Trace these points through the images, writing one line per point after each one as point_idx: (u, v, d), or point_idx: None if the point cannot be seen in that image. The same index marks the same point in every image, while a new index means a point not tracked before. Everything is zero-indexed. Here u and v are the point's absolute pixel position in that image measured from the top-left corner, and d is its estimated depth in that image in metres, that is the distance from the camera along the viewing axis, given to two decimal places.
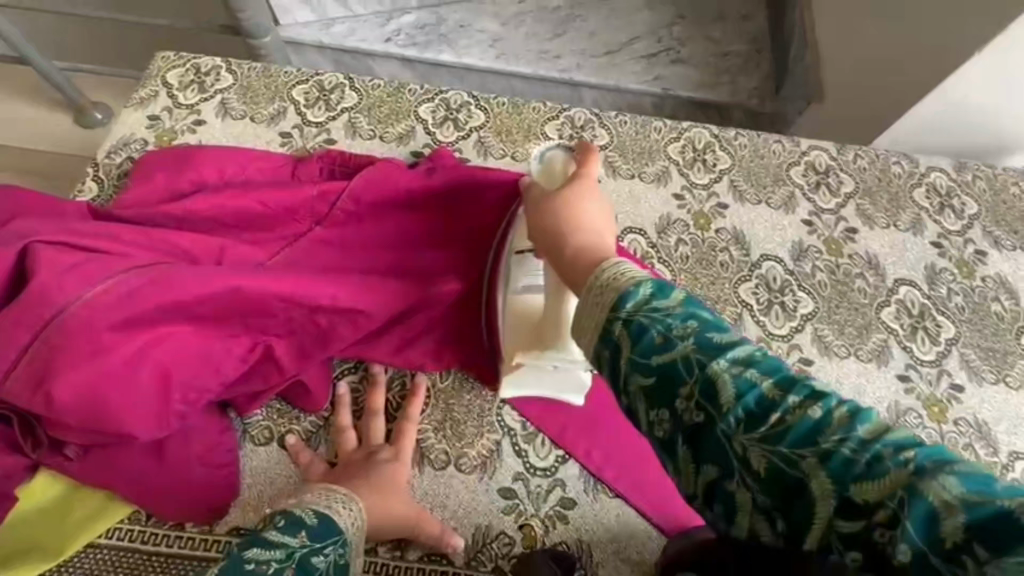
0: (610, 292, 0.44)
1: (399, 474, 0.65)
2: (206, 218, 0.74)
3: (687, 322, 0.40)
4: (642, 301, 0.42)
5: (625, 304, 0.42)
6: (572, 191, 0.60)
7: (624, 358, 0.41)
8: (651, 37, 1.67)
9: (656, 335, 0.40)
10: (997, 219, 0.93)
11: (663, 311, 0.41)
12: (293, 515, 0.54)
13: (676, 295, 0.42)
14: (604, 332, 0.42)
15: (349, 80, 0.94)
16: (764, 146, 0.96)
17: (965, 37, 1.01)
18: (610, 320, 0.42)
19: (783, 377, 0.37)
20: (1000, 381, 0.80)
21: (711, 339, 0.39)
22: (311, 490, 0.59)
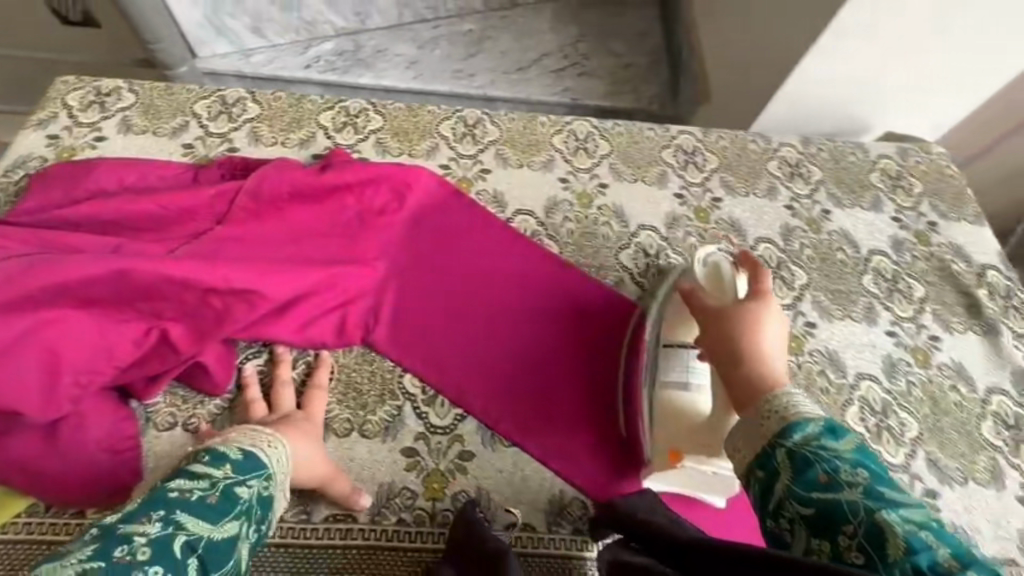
0: (775, 422, 0.52)
1: (313, 430, 0.69)
2: (104, 222, 0.77)
3: (856, 466, 0.47)
4: (813, 435, 0.50)
5: (793, 434, 0.50)
6: (748, 314, 0.64)
7: (782, 483, 0.49)
8: (559, 53, 1.80)
9: (819, 470, 0.47)
10: (839, 182, 1.07)
11: (829, 451, 0.48)
12: (216, 450, 0.59)
13: (849, 439, 0.49)
14: (766, 453, 0.51)
15: (250, 94, 1.00)
16: (640, 133, 1.07)
17: (804, 33, 1.17)
18: (773, 445, 0.51)
19: (960, 551, 0.40)
20: (846, 316, 0.92)
21: (881, 492, 0.45)
22: (235, 430, 0.64)
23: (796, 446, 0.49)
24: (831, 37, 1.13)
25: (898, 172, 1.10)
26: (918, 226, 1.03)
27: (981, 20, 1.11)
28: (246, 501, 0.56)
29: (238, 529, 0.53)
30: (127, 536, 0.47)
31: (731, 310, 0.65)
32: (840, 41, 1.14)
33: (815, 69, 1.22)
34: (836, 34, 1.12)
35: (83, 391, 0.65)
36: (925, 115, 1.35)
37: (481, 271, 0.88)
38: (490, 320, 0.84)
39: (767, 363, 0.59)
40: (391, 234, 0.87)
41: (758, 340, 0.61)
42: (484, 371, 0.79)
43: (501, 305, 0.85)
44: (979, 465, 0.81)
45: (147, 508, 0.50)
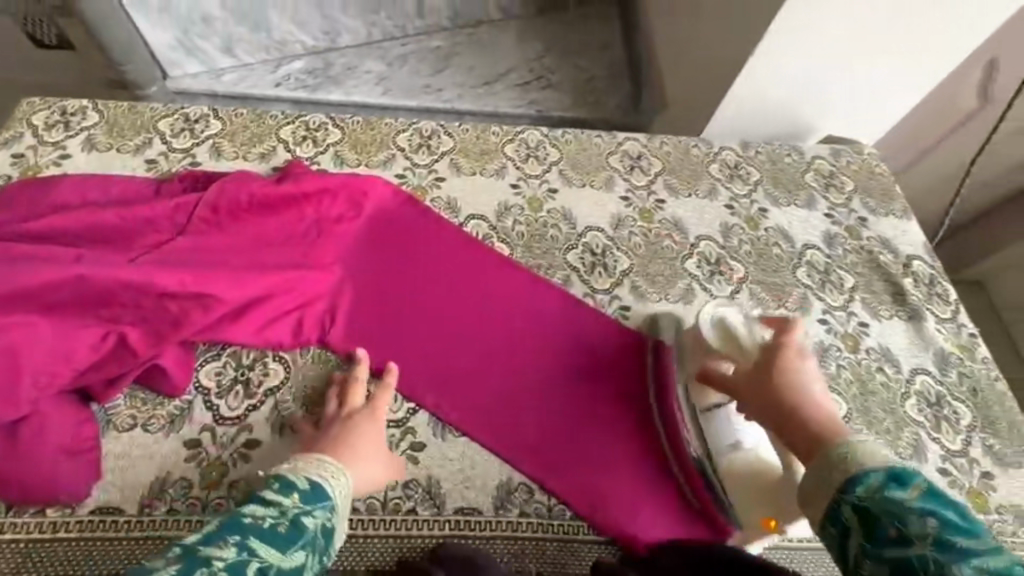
0: (836, 477, 0.52)
1: (373, 433, 0.73)
2: (66, 235, 0.81)
3: (919, 511, 0.45)
4: (873, 487, 0.49)
5: (854, 487, 0.50)
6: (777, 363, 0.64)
7: (855, 540, 0.47)
8: (524, 67, 1.85)
9: (888, 526, 0.45)
10: (775, 183, 1.14)
11: (899, 502, 0.47)
12: (287, 479, 0.63)
13: (917, 487, 0.47)
14: (832, 514, 0.50)
15: (213, 111, 1.04)
16: (588, 141, 1.13)
17: (743, 44, 1.25)
18: (841, 501, 0.50)
19: None
20: (780, 306, 0.98)
21: (957, 543, 0.43)
22: (303, 458, 0.67)
23: (864, 502, 0.48)
24: (768, 46, 1.22)
25: (831, 172, 1.17)
26: (848, 221, 1.11)
27: (902, 28, 1.21)
28: (311, 531, 0.59)
29: (303, 559, 0.57)
30: (207, 559, 0.50)
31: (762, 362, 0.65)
32: (777, 50, 1.23)
33: (755, 78, 1.30)
34: (771, 43, 1.21)
35: (42, 393, 0.68)
36: (862, 119, 1.43)
37: (497, 305, 0.91)
38: (503, 348, 0.87)
39: (813, 413, 0.59)
40: (365, 243, 0.92)
41: (797, 388, 0.61)
42: (480, 387, 0.83)
43: (473, 312, 0.89)
44: (903, 440, 0.87)
45: (224, 532, 0.54)
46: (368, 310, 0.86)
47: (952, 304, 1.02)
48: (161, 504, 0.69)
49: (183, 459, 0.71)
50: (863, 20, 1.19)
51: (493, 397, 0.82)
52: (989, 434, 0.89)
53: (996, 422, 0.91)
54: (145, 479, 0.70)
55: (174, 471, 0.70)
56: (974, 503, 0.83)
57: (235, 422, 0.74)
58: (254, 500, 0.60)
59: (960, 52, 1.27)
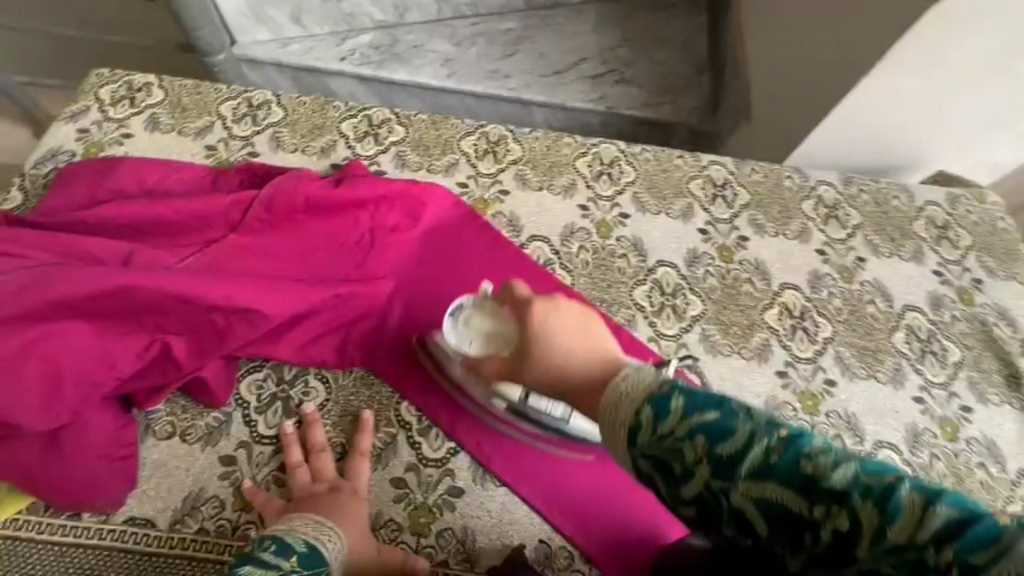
0: (621, 426, 0.45)
1: (360, 508, 0.68)
2: (122, 225, 0.78)
3: (699, 443, 0.41)
4: (647, 425, 0.43)
5: (636, 437, 0.44)
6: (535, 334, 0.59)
7: (660, 485, 0.43)
8: (598, 58, 1.71)
9: (676, 468, 0.41)
10: (879, 229, 1.00)
11: (669, 433, 0.42)
12: (283, 542, 0.58)
13: (675, 407, 0.43)
14: (636, 470, 0.45)
15: (276, 97, 1.00)
16: (668, 161, 1.03)
17: (853, 63, 1.08)
18: (631, 456, 0.45)
19: (800, 479, 0.37)
20: (871, 376, 0.87)
21: (724, 454, 0.40)
22: (298, 518, 0.63)
23: (645, 450, 0.43)
24: (889, 67, 1.03)
25: (945, 222, 1.02)
26: (961, 282, 0.96)
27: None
28: None
29: None
30: None
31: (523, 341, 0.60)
32: (898, 71, 1.05)
33: (863, 103, 1.13)
34: (891, 66, 1.03)
35: (83, 400, 0.65)
36: (979, 155, 1.26)
37: None
38: None
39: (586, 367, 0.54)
40: (419, 259, 0.87)
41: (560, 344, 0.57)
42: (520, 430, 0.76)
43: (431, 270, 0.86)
44: None
45: None
46: (418, 333, 0.81)
47: None
48: (193, 522, 0.67)
49: (217, 476, 0.69)
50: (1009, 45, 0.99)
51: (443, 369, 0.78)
52: None
53: None
54: (177, 493, 0.68)
55: (208, 488, 0.68)
56: None
57: (273, 442, 0.72)
58: (253, 559, 0.54)
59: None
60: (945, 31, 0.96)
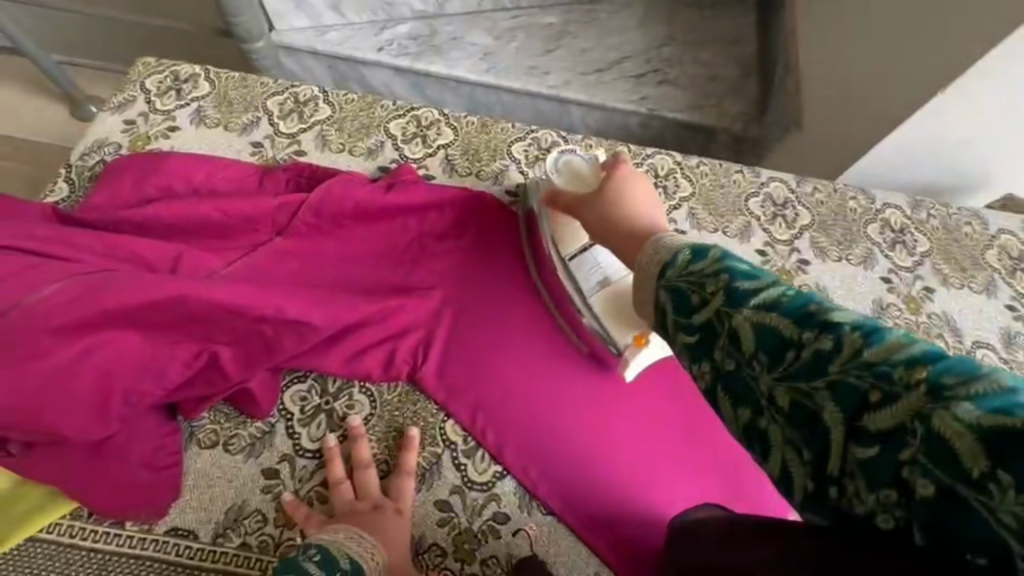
0: (653, 262, 0.46)
1: (404, 531, 0.66)
2: (168, 225, 0.77)
3: (721, 276, 0.40)
4: (680, 263, 0.43)
5: (666, 270, 0.44)
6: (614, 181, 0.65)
7: (670, 318, 0.43)
8: (641, 57, 1.64)
9: (694, 297, 0.41)
10: (948, 258, 0.95)
11: (697, 271, 0.41)
12: (329, 554, 0.58)
13: (713, 252, 0.42)
14: (655, 302, 0.44)
15: (323, 93, 0.97)
16: (726, 175, 0.98)
17: (927, 78, 1.01)
18: (657, 290, 0.45)
19: (803, 314, 0.36)
20: None
21: (741, 291, 0.38)
22: (340, 530, 0.62)
23: (671, 281, 0.43)
24: (974, 78, 0.96)
25: (1020, 253, 0.97)
26: None
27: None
28: None
29: None
30: None
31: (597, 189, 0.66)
32: (984, 83, 0.97)
33: (936, 117, 1.06)
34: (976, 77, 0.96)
35: (132, 408, 0.64)
36: None
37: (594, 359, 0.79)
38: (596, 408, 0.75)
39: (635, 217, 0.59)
40: (466, 271, 0.82)
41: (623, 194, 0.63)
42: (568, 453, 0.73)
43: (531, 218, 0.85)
44: None
45: None
46: (465, 350, 0.77)
47: None
48: (235, 536, 0.65)
49: (260, 490, 0.67)
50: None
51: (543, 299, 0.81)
52: None
53: None
54: (220, 504, 0.66)
55: (250, 501, 0.67)
56: None
57: (316, 457, 0.70)
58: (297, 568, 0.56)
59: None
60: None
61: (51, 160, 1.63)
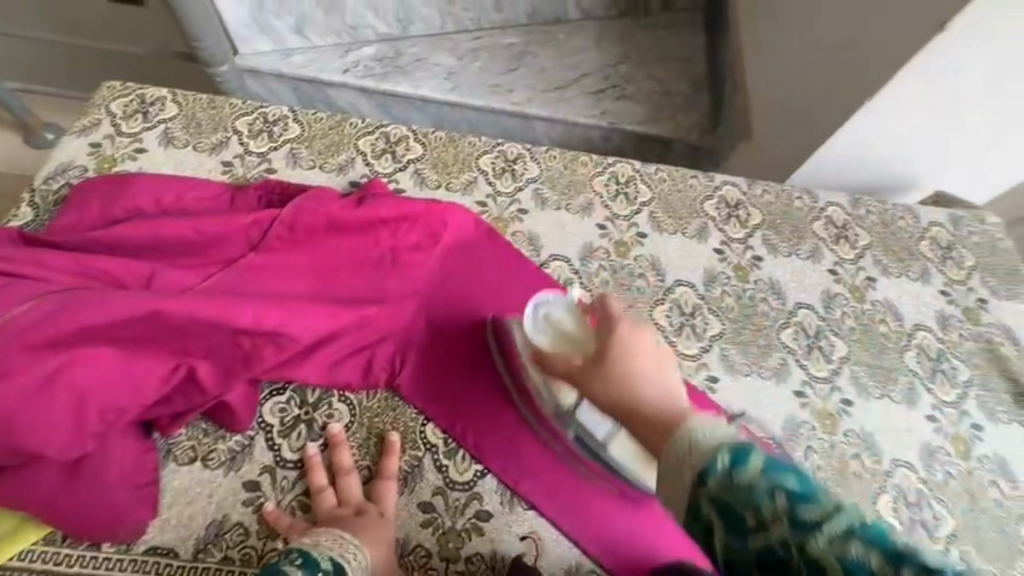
0: (688, 466, 0.42)
1: (387, 532, 0.67)
2: (139, 244, 0.77)
3: (778, 499, 0.38)
4: (720, 472, 0.40)
5: (705, 477, 0.41)
6: (619, 346, 0.56)
7: (720, 537, 0.40)
8: (599, 74, 1.72)
9: (749, 518, 0.39)
10: (887, 250, 1.03)
11: (744, 483, 0.39)
12: (310, 555, 0.59)
13: (755, 461, 0.40)
14: (694, 510, 0.42)
15: (292, 113, 0.99)
16: (683, 181, 1.04)
17: (857, 88, 1.11)
18: (698, 501, 0.41)
19: (880, 546, 0.35)
20: (885, 395, 0.88)
21: (805, 516, 0.37)
22: (323, 533, 0.63)
23: (714, 494, 0.40)
24: (900, 86, 1.05)
25: (949, 243, 1.06)
26: (967, 302, 0.99)
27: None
28: None
29: None
30: None
31: (599, 354, 0.57)
32: (909, 91, 1.06)
33: (871, 124, 1.15)
34: (902, 85, 1.05)
35: (109, 425, 0.64)
36: (979, 178, 1.30)
37: None
38: None
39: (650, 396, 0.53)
40: (442, 280, 0.86)
41: (632, 361, 0.55)
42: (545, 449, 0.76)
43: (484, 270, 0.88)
44: (1014, 569, 0.78)
45: None
46: (443, 355, 0.80)
47: None
48: (217, 550, 0.65)
49: (241, 503, 0.67)
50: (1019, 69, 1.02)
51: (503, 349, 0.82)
52: None
53: None
54: (201, 519, 0.66)
55: (232, 514, 0.67)
56: None
57: (297, 467, 0.70)
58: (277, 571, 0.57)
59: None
60: (959, 51, 0.98)
61: (6, 189, 1.58)
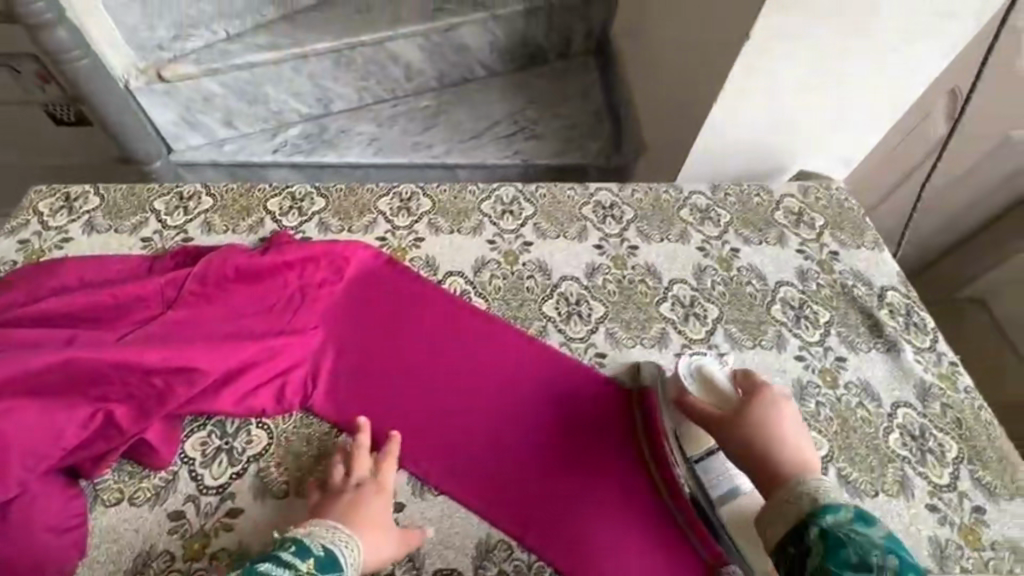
0: (806, 507, 0.62)
1: (383, 504, 0.75)
2: (61, 316, 0.86)
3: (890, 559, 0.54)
4: (845, 520, 0.59)
5: (828, 517, 0.59)
6: (766, 412, 0.75)
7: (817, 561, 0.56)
8: (509, 120, 1.91)
9: (854, 557, 0.54)
10: (746, 222, 1.17)
11: (863, 534, 0.57)
12: (303, 543, 0.66)
13: (879, 530, 0.58)
14: (803, 534, 0.60)
15: (205, 188, 1.11)
16: (562, 194, 1.18)
17: (707, 95, 1.34)
18: (811, 530, 0.59)
19: None
20: (756, 345, 0.99)
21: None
22: (318, 523, 0.69)
23: (828, 529, 0.58)
24: (736, 80, 1.26)
25: (800, 209, 1.20)
26: (821, 255, 1.13)
27: (873, 54, 1.23)
28: None
29: None
30: None
31: (749, 414, 0.75)
32: (745, 83, 1.27)
33: (724, 118, 1.35)
34: (744, 69, 1.23)
35: (31, 473, 0.70)
36: (833, 154, 1.49)
37: (469, 363, 0.94)
38: (476, 403, 0.90)
39: (788, 450, 0.71)
40: (350, 310, 0.97)
41: (774, 424, 0.74)
42: (453, 440, 0.86)
43: (389, 314, 0.97)
44: (887, 477, 0.86)
45: None
46: (355, 373, 0.90)
47: (930, 334, 1.03)
48: None
49: (166, 532, 0.73)
50: (833, 48, 1.22)
51: (434, 386, 0.91)
52: (977, 466, 0.88)
53: (984, 454, 0.89)
54: (128, 553, 0.71)
55: (158, 543, 0.72)
56: (967, 540, 0.81)
57: (219, 491, 0.77)
58: (273, 558, 0.64)
59: (928, 79, 1.31)
60: (784, 32, 1.16)
61: None
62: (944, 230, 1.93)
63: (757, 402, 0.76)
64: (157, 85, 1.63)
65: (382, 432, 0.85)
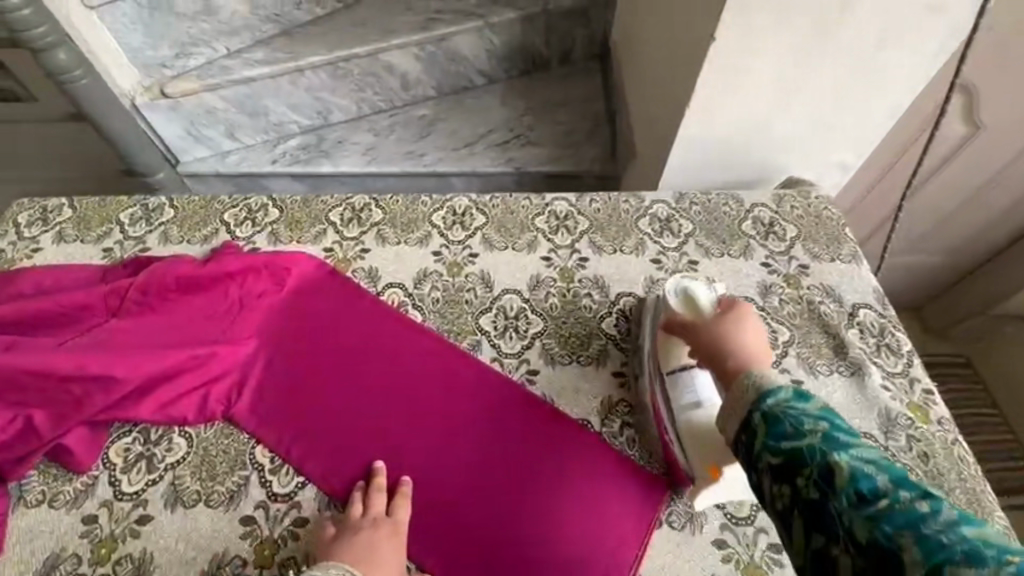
0: (751, 393, 0.55)
1: (399, 548, 0.75)
2: (12, 323, 0.91)
3: (821, 422, 0.49)
4: (781, 398, 0.52)
5: (765, 399, 0.53)
6: (733, 318, 0.75)
7: (759, 440, 0.51)
8: (504, 127, 1.87)
9: (788, 426, 0.49)
10: (709, 233, 1.10)
11: (798, 409, 0.51)
12: None
13: (816, 401, 0.52)
14: (745, 420, 0.54)
15: (169, 201, 1.15)
16: (515, 203, 1.15)
17: (680, 99, 1.22)
18: (749, 412, 0.54)
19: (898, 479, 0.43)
20: None
21: (841, 441, 0.47)
22: (334, 564, 0.69)
23: (766, 408, 0.52)
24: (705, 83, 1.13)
25: (771, 219, 1.12)
26: (787, 269, 1.05)
27: (862, 49, 1.08)
28: None
29: None
30: None
31: (717, 320, 0.76)
32: (715, 85, 1.14)
33: (698, 123, 1.23)
34: (712, 70, 1.11)
35: None
36: (830, 160, 1.35)
37: (397, 377, 0.93)
38: (399, 417, 0.90)
39: (748, 348, 0.69)
40: (286, 320, 0.98)
41: (740, 327, 0.73)
42: (370, 455, 0.86)
43: (325, 324, 0.98)
44: None
45: None
46: (281, 384, 0.91)
47: (903, 356, 0.94)
48: None
49: (78, 535, 0.76)
50: (813, 43, 1.07)
51: (359, 399, 0.91)
52: None
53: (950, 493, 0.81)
54: (40, 554, 0.75)
55: (68, 547, 0.75)
56: None
57: (133, 498, 0.79)
58: None
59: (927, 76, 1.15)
60: (744, 38, 1.05)
61: None
62: (974, 240, 1.75)
63: (728, 311, 0.77)
64: (162, 100, 1.70)
65: (298, 445, 0.85)
